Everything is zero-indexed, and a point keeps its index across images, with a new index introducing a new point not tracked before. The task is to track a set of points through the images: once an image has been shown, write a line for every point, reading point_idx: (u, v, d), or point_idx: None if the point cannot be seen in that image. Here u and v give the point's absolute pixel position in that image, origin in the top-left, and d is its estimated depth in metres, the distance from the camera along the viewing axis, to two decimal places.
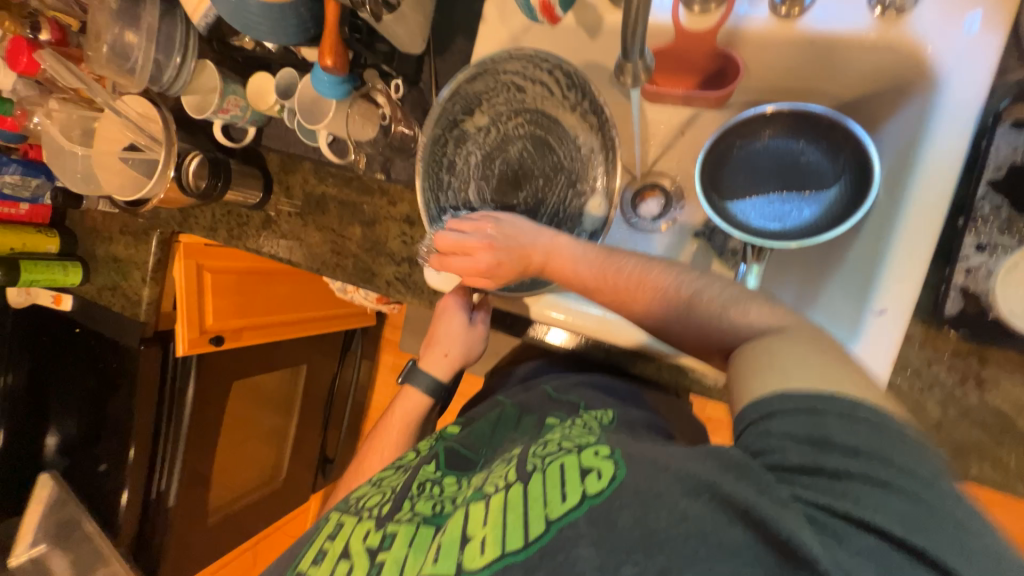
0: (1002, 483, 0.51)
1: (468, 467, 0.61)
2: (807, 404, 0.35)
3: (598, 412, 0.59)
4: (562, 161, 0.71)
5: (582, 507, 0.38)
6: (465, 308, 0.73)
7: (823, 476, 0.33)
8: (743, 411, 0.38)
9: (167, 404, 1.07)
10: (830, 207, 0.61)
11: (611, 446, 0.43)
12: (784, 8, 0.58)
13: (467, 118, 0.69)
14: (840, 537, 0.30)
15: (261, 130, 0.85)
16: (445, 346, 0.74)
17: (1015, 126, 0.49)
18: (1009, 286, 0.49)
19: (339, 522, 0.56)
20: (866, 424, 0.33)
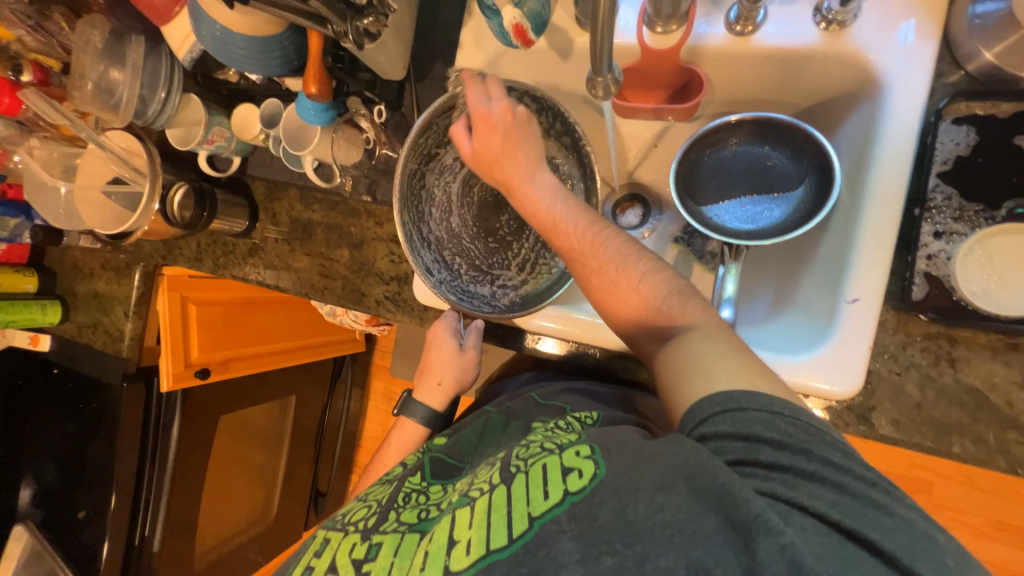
0: (983, 458, 0.52)
1: (453, 475, 0.61)
2: (730, 404, 0.42)
3: (582, 412, 0.59)
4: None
5: (563, 503, 0.41)
6: (454, 332, 0.77)
7: (756, 466, 0.39)
8: (682, 419, 0.44)
9: (151, 443, 1.03)
10: (798, 206, 0.65)
11: (591, 444, 0.46)
12: (738, 27, 0.61)
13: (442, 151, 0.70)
14: (787, 514, 0.37)
15: (246, 159, 0.87)
16: (440, 373, 0.78)
17: (955, 123, 0.54)
18: (968, 267, 0.52)
19: (325, 538, 0.54)
20: (779, 417, 0.41)
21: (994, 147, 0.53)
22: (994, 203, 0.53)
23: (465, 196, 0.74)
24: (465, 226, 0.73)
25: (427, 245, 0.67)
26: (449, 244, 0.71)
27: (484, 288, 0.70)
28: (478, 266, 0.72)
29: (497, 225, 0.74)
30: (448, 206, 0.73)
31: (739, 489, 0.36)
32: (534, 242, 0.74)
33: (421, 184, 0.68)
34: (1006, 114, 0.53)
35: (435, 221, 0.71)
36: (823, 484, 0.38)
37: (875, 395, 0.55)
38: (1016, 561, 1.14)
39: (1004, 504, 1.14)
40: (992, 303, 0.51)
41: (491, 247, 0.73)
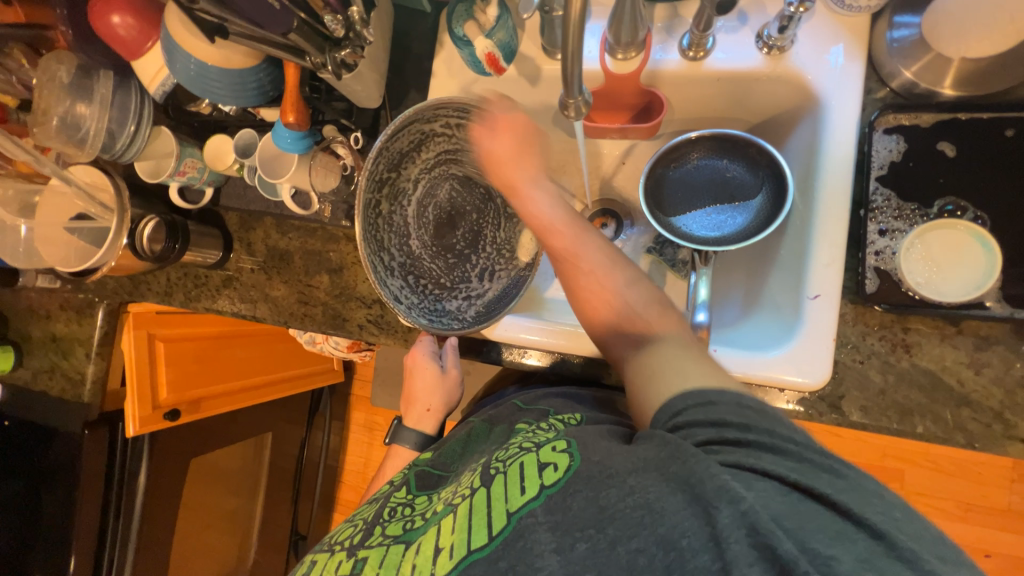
0: (943, 436, 0.56)
1: (439, 483, 0.61)
2: (701, 397, 0.45)
3: (566, 414, 0.62)
4: (489, 194, 0.75)
5: (539, 497, 0.43)
6: (432, 356, 0.79)
7: (722, 442, 0.41)
8: (657, 415, 0.46)
9: (114, 495, 0.96)
10: (758, 213, 0.69)
11: (567, 440, 0.49)
12: (691, 53, 0.66)
13: (398, 175, 0.67)
14: (750, 484, 0.38)
15: (219, 190, 0.86)
16: (428, 400, 0.81)
17: (887, 133, 0.60)
18: (910, 260, 0.57)
19: (314, 560, 0.55)
20: (744, 405, 0.43)
21: (921, 153, 0.59)
22: (927, 202, 0.59)
23: (421, 217, 0.72)
24: (423, 246, 0.72)
25: (392, 270, 0.66)
26: (410, 266, 0.69)
27: (453, 303, 0.70)
28: (443, 283, 0.71)
29: (453, 240, 0.74)
30: (406, 230, 0.70)
31: (702, 466, 0.38)
32: (491, 250, 0.74)
33: (378, 212, 0.65)
34: (927, 124, 0.60)
35: (396, 247, 0.68)
36: (781, 454, 0.40)
37: (842, 384, 0.59)
38: (988, 539, 1.20)
39: (971, 487, 1.21)
40: (936, 292, 0.56)
41: (450, 262, 0.73)
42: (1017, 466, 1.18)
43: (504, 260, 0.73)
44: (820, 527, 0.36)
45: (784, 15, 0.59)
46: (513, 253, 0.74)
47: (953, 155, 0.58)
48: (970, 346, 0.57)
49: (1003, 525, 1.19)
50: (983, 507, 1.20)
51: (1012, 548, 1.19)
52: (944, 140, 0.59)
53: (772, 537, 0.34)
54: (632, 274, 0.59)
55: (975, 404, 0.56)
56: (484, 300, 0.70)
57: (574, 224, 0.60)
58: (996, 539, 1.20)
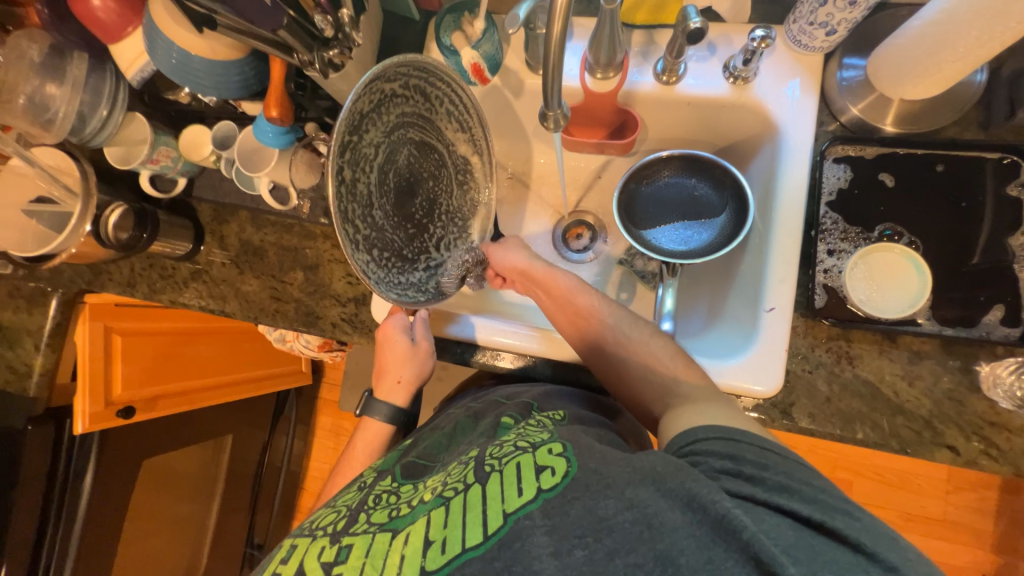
0: (879, 441, 0.61)
1: (424, 472, 0.60)
2: (726, 433, 0.47)
3: (549, 411, 0.61)
4: (444, 158, 0.68)
5: (537, 500, 0.42)
6: (404, 330, 0.72)
7: (736, 477, 0.42)
8: (676, 438, 0.49)
9: (58, 494, 0.90)
10: (721, 229, 0.74)
11: (563, 442, 0.48)
12: (664, 77, 0.71)
13: (359, 138, 0.56)
14: (760, 514, 0.39)
15: (192, 180, 0.84)
16: (397, 371, 0.73)
17: (836, 162, 0.66)
18: (855, 279, 0.62)
19: (292, 545, 0.52)
20: (766, 450, 0.44)
21: (864, 182, 0.65)
22: (869, 226, 0.64)
23: (382, 186, 0.61)
24: (387, 216, 0.62)
25: (357, 246, 0.56)
26: (373, 240, 0.60)
27: (414, 276, 0.66)
28: (404, 256, 0.65)
29: (412, 209, 0.66)
30: (368, 200, 0.58)
31: (708, 493, 0.38)
32: (445, 220, 0.71)
33: (339, 179, 0.54)
34: (871, 156, 0.65)
35: (360, 220, 0.57)
36: (795, 493, 0.41)
37: (792, 391, 0.63)
38: (926, 548, 1.27)
39: (910, 496, 1.29)
40: (875, 308, 0.61)
41: (411, 232, 0.66)
42: (951, 478, 1.27)
43: (456, 231, 0.73)
44: (828, 559, 0.37)
45: (748, 49, 0.64)
46: (465, 226, 0.74)
47: (892, 185, 0.64)
48: (904, 359, 0.62)
49: (938, 533, 1.28)
50: (920, 516, 1.28)
51: (948, 556, 1.27)
52: (884, 172, 0.65)
53: (773, 564, 0.35)
54: (609, 303, 0.69)
55: (908, 412, 0.61)
56: (441, 270, 0.70)
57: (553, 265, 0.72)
58: (934, 548, 1.27)
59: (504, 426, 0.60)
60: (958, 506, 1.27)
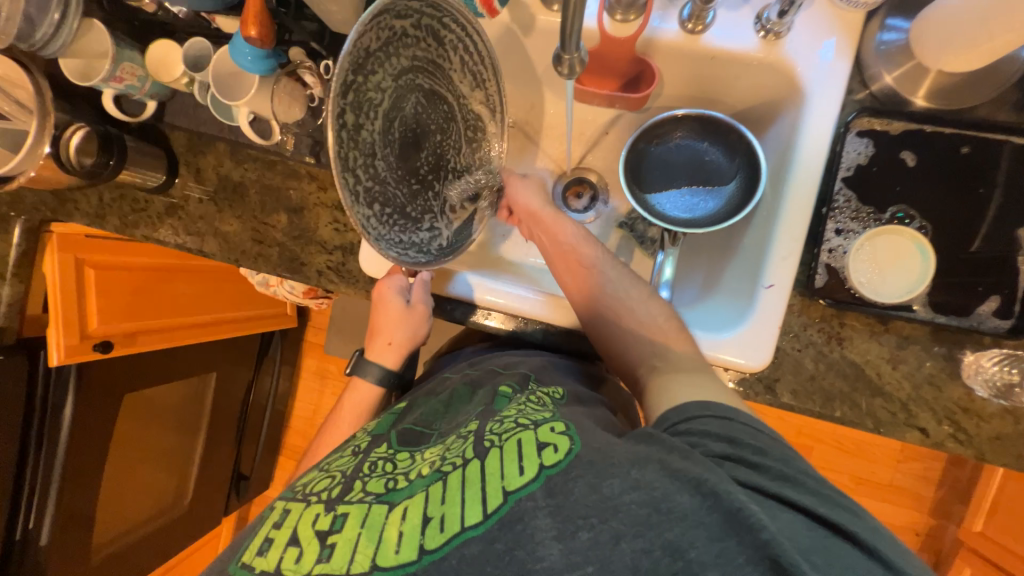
0: (856, 420, 0.63)
1: (421, 441, 0.58)
2: (720, 411, 0.48)
3: (548, 387, 0.61)
4: (451, 112, 0.63)
5: (539, 478, 0.42)
6: (401, 291, 0.71)
7: (739, 463, 0.43)
8: (668, 414, 0.49)
9: (36, 425, 0.88)
10: (729, 199, 0.71)
11: (565, 423, 0.48)
12: (690, 24, 0.65)
13: (364, 78, 0.51)
14: (773, 510, 0.40)
15: (163, 104, 0.77)
16: (389, 333, 0.72)
17: (859, 135, 0.62)
18: (859, 260, 0.61)
19: (285, 509, 0.51)
20: (761, 434, 0.46)
21: (886, 159, 0.62)
22: (882, 207, 0.62)
23: (387, 133, 0.55)
24: (390, 168, 0.56)
25: (356, 196, 0.51)
26: (376, 193, 0.54)
27: (418, 236, 0.60)
28: (407, 213, 0.59)
29: (418, 164, 0.60)
30: (372, 149, 0.53)
31: (720, 483, 0.39)
32: (452, 180, 0.65)
33: (340, 121, 0.49)
34: (897, 132, 0.62)
35: (360, 168, 0.52)
36: (799, 485, 0.42)
37: (779, 368, 0.64)
38: (870, 509, 1.38)
39: (864, 463, 1.38)
40: (873, 292, 0.61)
41: (415, 189, 0.60)
42: (903, 448, 1.36)
43: (463, 194, 0.68)
44: (841, 558, 0.38)
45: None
46: (472, 189, 0.69)
47: (913, 165, 0.62)
48: (893, 343, 0.63)
49: (883, 497, 1.38)
50: (870, 481, 1.38)
51: (890, 517, 1.38)
52: (907, 150, 0.62)
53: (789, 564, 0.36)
54: (614, 261, 0.66)
55: (887, 394, 0.62)
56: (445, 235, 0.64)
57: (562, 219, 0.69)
58: (879, 509, 1.38)
59: (501, 396, 0.59)
60: (906, 473, 1.37)
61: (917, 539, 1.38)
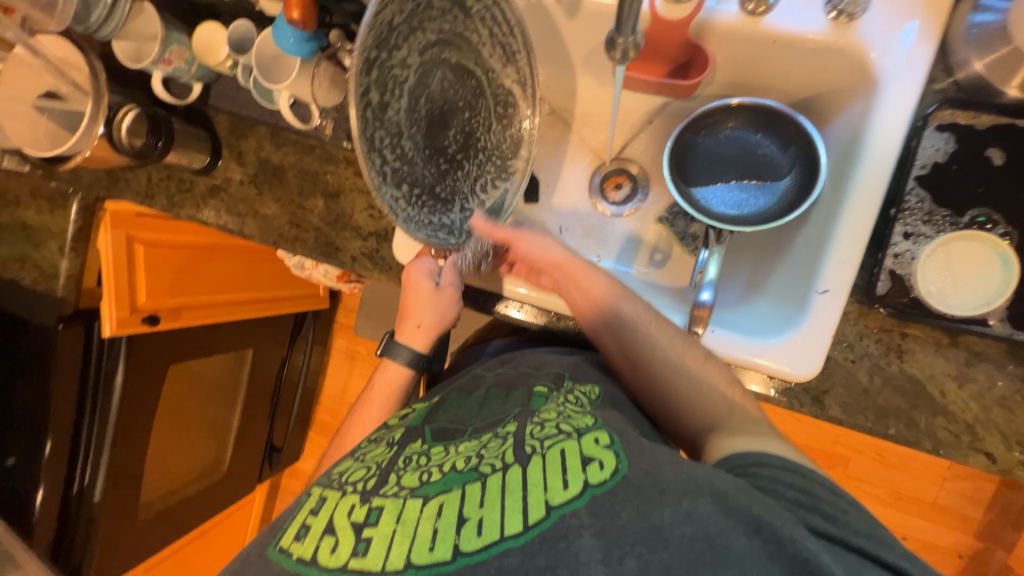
0: (912, 439, 0.58)
1: (455, 436, 0.58)
2: (792, 463, 0.47)
3: (585, 385, 0.61)
4: (481, 86, 0.63)
5: (584, 496, 0.43)
6: (430, 273, 0.71)
7: (813, 512, 0.43)
8: (734, 457, 0.49)
9: (92, 389, 0.95)
10: (781, 196, 0.67)
11: (609, 435, 0.48)
12: (751, 6, 0.61)
13: (388, 57, 0.54)
14: (839, 555, 0.40)
15: (208, 86, 0.78)
16: (418, 315, 0.72)
17: (938, 129, 0.56)
18: (927, 268, 0.56)
19: (321, 496, 0.52)
20: (830, 489, 0.45)
21: (968, 156, 0.56)
22: (960, 210, 0.56)
23: (413, 113, 0.59)
24: (417, 148, 0.60)
25: (385, 179, 0.55)
26: (403, 174, 0.58)
27: (447, 218, 0.63)
28: (435, 193, 0.62)
29: (446, 142, 0.63)
30: (398, 128, 0.57)
31: (784, 528, 0.40)
32: (481, 157, 0.66)
33: (366, 101, 0.52)
34: (984, 126, 0.56)
35: (388, 150, 0.56)
36: (871, 538, 0.42)
37: (829, 379, 0.60)
38: (910, 526, 1.30)
39: (906, 478, 1.30)
40: (943, 302, 0.56)
41: (443, 168, 0.63)
42: (952, 466, 1.27)
43: (494, 171, 0.67)
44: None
45: None
46: (504, 166, 0.67)
47: (1001, 164, 0.55)
48: (961, 359, 0.58)
49: (925, 515, 1.30)
50: (912, 498, 1.30)
51: (931, 536, 1.30)
52: (994, 147, 0.55)
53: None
54: (650, 310, 0.64)
55: (951, 414, 0.58)
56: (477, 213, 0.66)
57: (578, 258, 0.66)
58: (919, 527, 1.30)
59: (539, 395, 0.59)
60: (953, 492, 1.28)
61: (959, 561, 1.29)
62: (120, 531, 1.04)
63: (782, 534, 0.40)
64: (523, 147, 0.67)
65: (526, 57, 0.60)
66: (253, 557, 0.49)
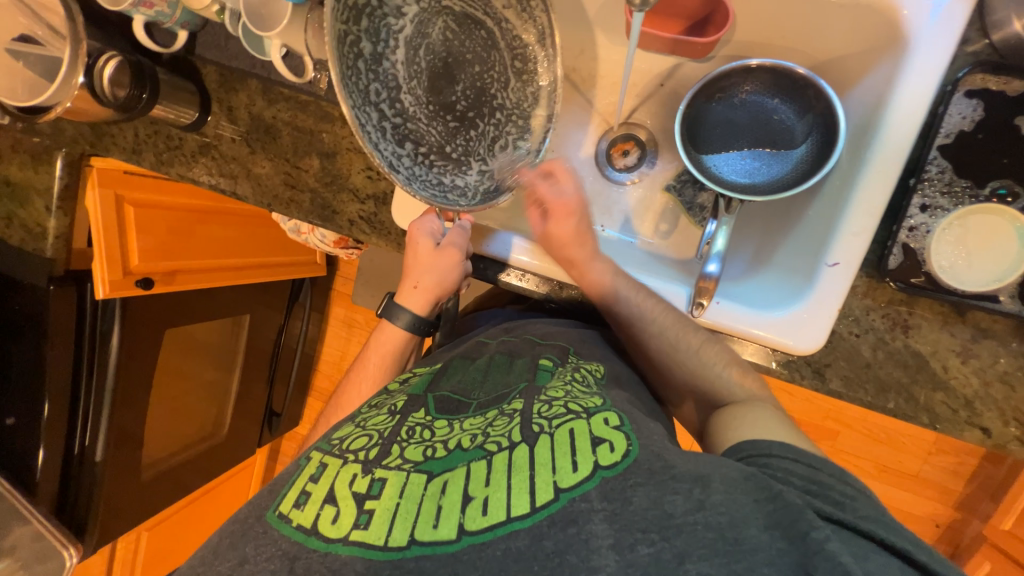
0: (910, 414, 0.59)
1: (459, 410, 0.57)
2: (805, 456, 0.47)
3: (590, 363, 0.63)
4: (492, 37, 0.61)
5: (594, 478, 0.43)
6: (433, 234, 0.67)
7: (825, 500, 0.42)
8: (747, 445, 0.50)
9: (88, 354, 0.92)
10: (796, 164, 0.64)
11: (618, 416, 0.50)
12: None
13: (379, 5, 0.55)
14: (864, 555, 0.37)
15: (193, 35, 0.74)
16: (416, 275, 0.69)
17: (967, 96, 0.54)
18: (942, 242, 0.55)
19: (322, 463, 0.52)
20: (852, 484, 0.44)
21: (994, 125, 0.54)
22: (981, 181, 0.54)
23: (413, 64, 0.59)
24: (419, 104, 0.60)
25: (384, 133, 0.56)
26: (406, 130, 0.58)
27: (461, 180, 0.61)
28: (445, 152, 0.61)
29: (453, 98, 0.62)
30: (396, 80, 0.58)
31: (796, 522, 0.39)
32: (498, 115, 0.63)
33: (357, 51, 0.54)
34: (1014, 92, 0.53)
35: (386, 103, 0.57)
36: (896, 531, 0.40)
37: (832, 352, 0.60)
38: (892, 497, 1.35)
39: (892, 452, 1.33)
40: (955, 277, 0.55)
41: (452, 127, 0.62)
42: (936, 441, 1.30)
43: (515, 131, 0.64)
44: None
45: None
46: (524, 125, 0.64)
47: None
48: (967, 335, 0.57)
49: (908, 487, 1.34)
50: (896, 470, 1.34)
51: (910, 507, 1.35)
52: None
53: None
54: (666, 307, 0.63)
55: (951, 389, 0.58)
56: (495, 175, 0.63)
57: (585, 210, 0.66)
58: (899, 498, 1.35)
59: (544, 369, 0.60)
60: (935, 466, 1.32)
61: (936, 530, 1.35)
62: (122, 489, 1.06)
63: (796, 529, 0.39)
64: (543, 103, 0.63)
65: (544, 7, 0.59)
66: (253, 520, 0.49)
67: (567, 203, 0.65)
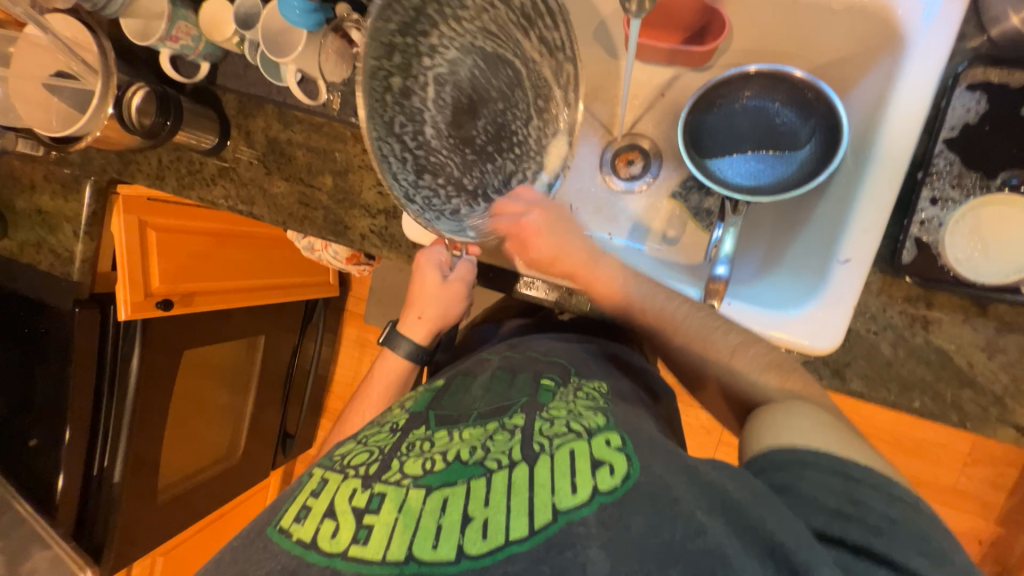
0: (938, 413, 0.57)
1: (460, 422, 0.57)
2: (844, 469, 0.42)
3: (594, 381, 0.62)
4: (518, 77, 0.63)
5: (593, 504, 0.42)
6: (440, 264, 0.71)
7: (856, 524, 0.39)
8: (779, 455, 0.45)
9: (109, 376, 0.95)
10: (800, 165, 0.65)
11: (621, 437, 0.49)
12: None
13: (412, 39, 0.54)
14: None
15: (215, 66, 0.78)
16: (421, 306, 0.73)
17: (969, 89, 0.54)
18: (956, 234, 0.54)
19: (323, 478, 0.52)
20: (895, 500, 0.41)
21: (1003, 116, 0.54)
22: (991, 172, 0.54)
23: (440, 100, 0.58)
24: (440, 137, 0.58)
25: (404, 165, 0.55)
26: (425, 164, 0.57)
27: (474, 212, 0.62)
28: (462, 186, 0.61)
29: (474, 133, 0.61)
30: (421, 115, 0.57)
31: (798, 555, 0.37)
32: (516, 150, 0.65)
33: (386, 85, 0.53)
34: (1019, 84, 0.53)
35: (409, 137, 0.56)
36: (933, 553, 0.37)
37: (850, 351, 0.59)
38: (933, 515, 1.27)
39: (926, 465, 1.27)
40: (973, 270, 0.54)
41: (470, 161, 0.61)
42: (972, 451, 1.23)
43: (534, 166, 0.68)
44: None
45: None
46: (541, 161, 0.69)
47: None
48: (991, 329, 0.56)
49: (948, 502, 1.27)
50: (934, 484, 1.27)
51: (951, 524, 1.27)
52: None
53: None
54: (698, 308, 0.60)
55: (979, 386, 0.56)
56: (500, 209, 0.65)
57: (551, 221, 0.66)
58: (942, 515, 1.27)
59: (547, 389, 0.59)
60: (974, 478, 1.25)
61: (980, 548, 1.27)
62: (140, 513, 1.06)
63: (797, 562, 0.37)
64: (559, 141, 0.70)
65: (571, 59, 0.62)
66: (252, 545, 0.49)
67: (531, 227, 0.65)
